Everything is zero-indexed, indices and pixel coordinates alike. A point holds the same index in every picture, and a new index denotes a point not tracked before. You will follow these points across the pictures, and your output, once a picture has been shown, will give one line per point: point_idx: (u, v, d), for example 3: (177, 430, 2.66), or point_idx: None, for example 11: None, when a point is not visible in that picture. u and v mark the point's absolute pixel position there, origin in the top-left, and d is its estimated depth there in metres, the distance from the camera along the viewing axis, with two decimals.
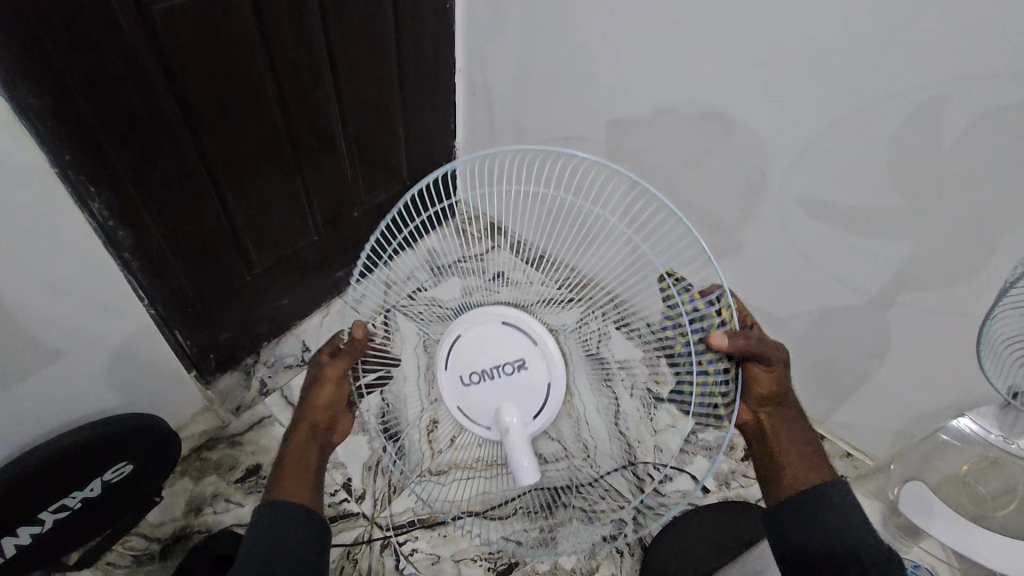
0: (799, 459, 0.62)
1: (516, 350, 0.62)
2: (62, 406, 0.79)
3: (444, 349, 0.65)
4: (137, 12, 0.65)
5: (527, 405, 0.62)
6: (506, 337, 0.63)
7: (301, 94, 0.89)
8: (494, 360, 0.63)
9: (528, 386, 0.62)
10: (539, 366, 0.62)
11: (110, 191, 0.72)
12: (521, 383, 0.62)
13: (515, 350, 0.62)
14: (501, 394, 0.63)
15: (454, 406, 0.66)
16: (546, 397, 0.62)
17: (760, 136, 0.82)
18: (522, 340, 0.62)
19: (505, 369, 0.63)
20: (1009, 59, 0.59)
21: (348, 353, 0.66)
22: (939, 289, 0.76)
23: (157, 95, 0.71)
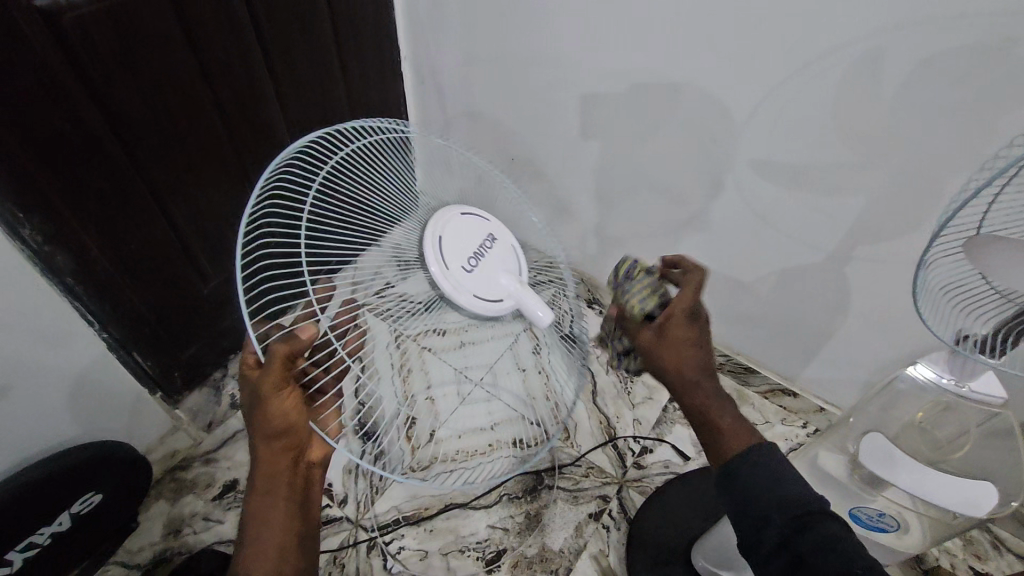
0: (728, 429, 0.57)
1: (482, 229, 0.67)
2: (20, 441, 0.76)
3: (431, 246, 0.62)
4: (44, 21, 0.61)
5: (508, 263, 0.68)
6: (466, 228, 0.66)
7: (238, 95, 0.85)
8: (477, 245, 0.65)
9: (502, 253, 0.68)
10: (502, 239, 0.69)
11: (40, 213, 0.68)
12: (497, 252, 0.68)
13: (480, 229, 0.67)
14: (492, 265, 0.66)
15: (467, 296, 0.62)
16: (518, 254, 0.69)
17: (710, 101, 0.81)
18: (478, 223, 0.67)
19: (484, 247, 0.66)
20: (940, 5, 0.59)
21: (278, 357, 0.50)
22: (890, 240, 0.77)
23: (79, 109, 0.67)
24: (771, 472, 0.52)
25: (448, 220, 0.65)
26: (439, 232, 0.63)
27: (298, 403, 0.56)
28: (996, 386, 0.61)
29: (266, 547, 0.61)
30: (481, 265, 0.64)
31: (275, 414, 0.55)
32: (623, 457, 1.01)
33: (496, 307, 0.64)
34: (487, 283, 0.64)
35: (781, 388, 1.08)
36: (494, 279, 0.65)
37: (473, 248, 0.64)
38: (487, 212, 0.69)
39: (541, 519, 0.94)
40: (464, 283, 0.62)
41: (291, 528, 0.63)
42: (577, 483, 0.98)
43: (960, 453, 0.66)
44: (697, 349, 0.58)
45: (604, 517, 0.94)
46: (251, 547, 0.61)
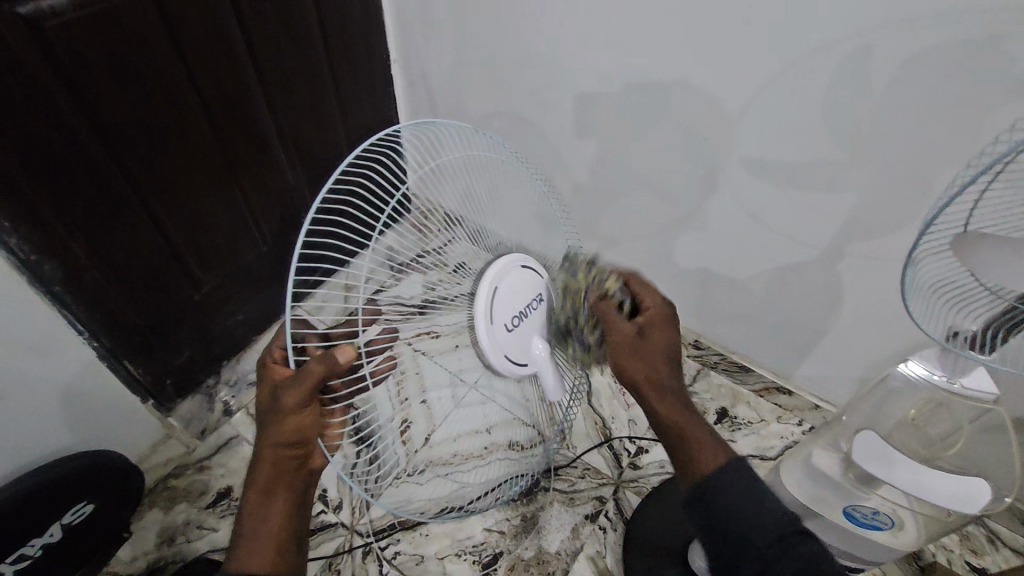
0: (695, 432, 0.57)
1: (534, 288, 0.63)
2: (9, 452, 0.75)
3: (484, 301, 0.58)
4: (26, 28, 0.60)
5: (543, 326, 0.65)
6: (524, 282, 0.62)
7: (227, 101, 0.85)
8: (524, 301, 0.62)
9: (544, 316, 0.65)
10: (548, 296, 0.65)
11: (28, 223, 0.68)
12: (543, 312, 0.64)
13: (532, 288, 0.63)
14: (533, 329, 0.64)
15: (501, 357, 0.60)
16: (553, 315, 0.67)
17: (700, 101, 0.81)
18: (534, 278, 0.63)
19: (530, 308, 0.63)
20: (926, 2, 0.59)
21: (313, 372, 0.51)
22: (882, 236, 0.77)
23: (65, 116, 0.67)
24: (741, 487, 0.52)
25: (507, 273, 0.60)
26: (497, 288, 0.59)
27: (314, 417, 0.57)
28: (987, 382, 0.60)
29: (261, 554, 0.59)
30: (522, 326, 0.62)
31: (294, 422, 0.55)
32: (619, 458, 1.01)
33: (522, 368, 0.63)
34: (518, 346, 0.62)
35: (776, 385, 1.08)
36: (529, 343, 0.63)
37: (520, 304, 0.62)
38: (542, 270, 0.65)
39: (538, 521, 0.93)
40: (503, 348, 0.59)
41: (284, 537, 0.61)
42: (574, 485, 0.98)
43: (953, 450, 0.66)
44: (657, 351, 0.59)
45: (601, 518, 0.94)
46: (244, 550, 0.59)
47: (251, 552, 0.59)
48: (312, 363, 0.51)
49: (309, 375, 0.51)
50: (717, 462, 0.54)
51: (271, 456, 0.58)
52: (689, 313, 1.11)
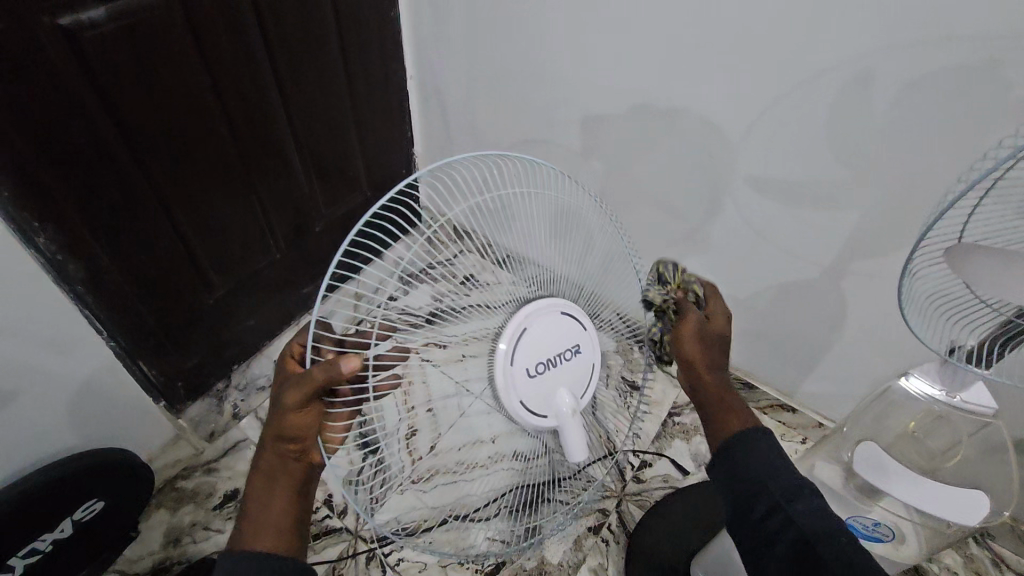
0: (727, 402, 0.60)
1: (573, 338, 0.69)
2: (23, 447, 0.77)
3: (513, 338, 0.63)
4: (65, 38, 0.64)
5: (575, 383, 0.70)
6: (562, 328, 0.67)
7: (249, 112, 0.88)
8: (559, 350, 0.67)
9: (579, 368, 0.70)
10: (589, 350, 0.71)
11: (56, 224, 0.70)
12: (577, 365, 0.69)
13: (570, 338, 0.68)
14: (558, 382, 0.67)
15: (515, 402, 0.64)
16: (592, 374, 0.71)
17: (707, 121, 0.83)
18: (573, 328, 0.69)
19: (564, 357, 0.68)
20: (925, 29, 0.62)
21: (313, 373, 0.53)
22: (883, 255, 0.78)
23: (95, 123, 0.69)
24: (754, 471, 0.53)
25: (546, 316, 0.66)
26: (525, 327, 0.64)
27: (311, 415, 0.57)
28: (986, 396, 0.62)
29: (266, 537, 0.59)
30: (550, 372, 0.66)
31: (288, 418, 0.56)
32: (622, 470, 1.01)
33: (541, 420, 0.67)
34: (541, 397, 0.66)
35: (780, 403, 1.08)
36: (553, 395, 0.67)
37: (556, 351, 0.67)
38: (587, 320, 0.70)
39: (541, 532, 0.94)
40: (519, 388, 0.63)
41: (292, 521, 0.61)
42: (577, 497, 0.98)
43: (953, 461, 0.67)
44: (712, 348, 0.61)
45: (603, 531, 0.94)
46: (247, 529, 0.60)
47: (254, 534, 0.59)
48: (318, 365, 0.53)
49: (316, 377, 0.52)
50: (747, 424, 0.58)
51: (272, 448, 0.59)
52: None
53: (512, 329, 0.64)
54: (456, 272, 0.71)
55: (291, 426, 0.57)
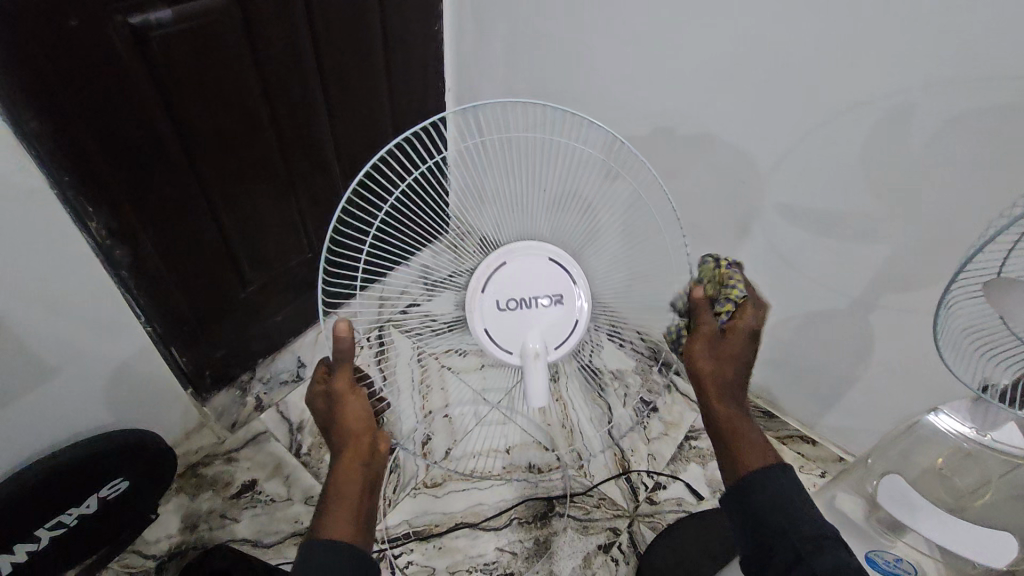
0: (754, 444, 0.59)
1: (555, 287, 0.67)
2: (57, 423, 0.80)
3: (489, 269, 0.67)
4: (134, 36, 0.67)
5: (553, 334, 0.67)
6: (545, 272, 0.67)
7: (294, 114, 0.91)
8: (535, 291, 0.67)
9: (559, 319, 0.67)
10: (573, 303, 0.68)
11: (108, 211, 0.73)
12: (556, 315, 0.67)
13: (551, 285, 0.67)
14: (530, 325, 0.67)
15: (480, 330, 0.67)
16: (573, 328, 0.68)
17: (740, 146, 0.84)
18: (558, 275, 0.67)
19: (539, 304, 0.67)
20: (967, 66, 0.62)
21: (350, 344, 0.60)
22: (914, 291, 0.78)
23: (152, 117, 0.73)
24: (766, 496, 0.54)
25: (526, 258, 0.67)
26: (506, 262, 0.67)
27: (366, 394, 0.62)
28: (1017, 434, 0.60)
29: (349, 526, 0.57)
30: (520, 312, 0.67)
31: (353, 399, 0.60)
32: (636, 491, 1.00)
33: (505, 354, 0.67)
34: (508, 332, 0.67)
35: (799, 434, 1.07)
36: (521, 336, 0.66)
37: (530, 292, 0.67)
38: (576, 276, 0.68)
39: (551, 546, 0.93)
40: (482, 316, 0.67)
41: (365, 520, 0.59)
42: (588, 513, 0.97)
43: (981, 499, 0.65)
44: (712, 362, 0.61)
45: (613, 550, 0.93)
46: (330, 529, 0.57)
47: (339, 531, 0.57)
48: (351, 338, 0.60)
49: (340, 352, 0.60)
50: (759, 464, 0.57)
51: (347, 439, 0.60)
52: None
53: (491, 262, 0.68)
54: (452, 253, 0.70)
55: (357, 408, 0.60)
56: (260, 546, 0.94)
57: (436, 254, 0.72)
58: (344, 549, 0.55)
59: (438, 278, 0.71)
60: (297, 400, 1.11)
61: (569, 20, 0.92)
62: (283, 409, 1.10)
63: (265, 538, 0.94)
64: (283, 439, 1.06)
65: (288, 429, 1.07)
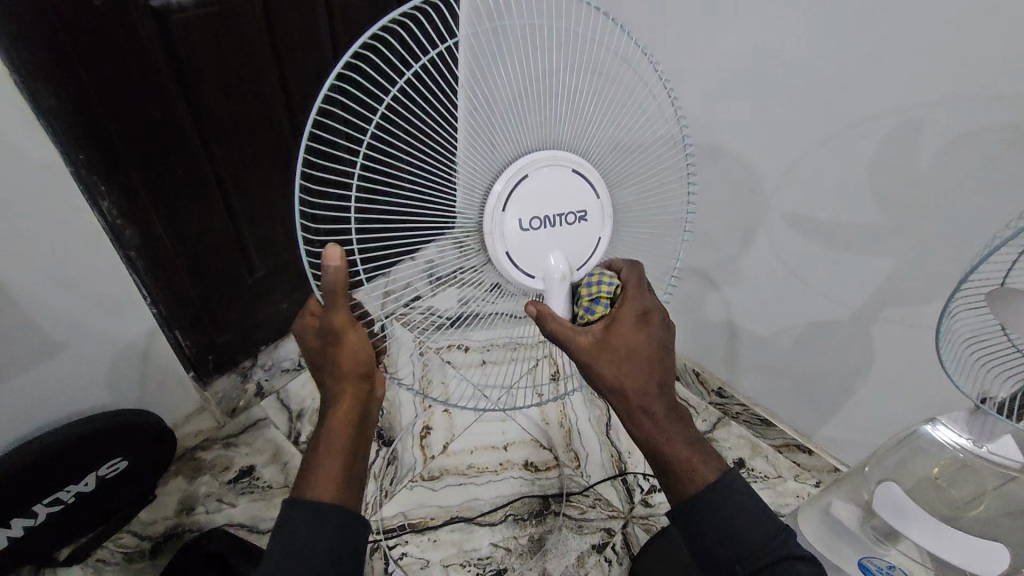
0: (692, 445, 0.60)
1: (581, 200, 0.60)
2: (61, 400, 0.80)
3: (505, 185, 0.57)
4: (154, 18, 0.68)
5: (575, 255, 0.62)
6: (570, 186, 0.59)
7: (309, 103, 0.91)
8: (559, 208, 0.59)
9: (585, 237, 0.62)
10: (596, 219, 0.62)
11: (120, 190, 0.74)
12: (581, 233, 0.61)
13: (578, 199, 0.60)
14: (555, 244, 0.60)
15: (500, 253, 0.59)
16: (595, 249, 0.63)
17: (750, 155, 0.85)
18: (587, 187, 0.60)
19: (565, 220, 0.60)
20: (977, 85, 0.63)
21: (337, 285, 0.53)
22: (916, 304, 0.78)
23: (170, 99, 0.73)
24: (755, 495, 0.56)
25: (548, 167, 0.58)
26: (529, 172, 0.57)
27: (363, 339, 0.58)
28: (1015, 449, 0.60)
29: (331, 476, 0.58)
30: (546, 232, 0.60)
31: (347, 347, 0.58)
32: (631, 492, 1.00)
33: (527, 279, 0.60)
34: (532, 257, 0.60)
35: (796, 443, 1.07)
36: (545, 258, 0.60)
37: (553, 209, 0.59)
38: (603, 189, 0.61)
39: (544, 543, 0.94)
40: (502, 238, 0.58)
41: (353, 469, 0.60)
42: (583, 513, 0.97)
43: (973, 512, 0.67)
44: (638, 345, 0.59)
45: (606, 550, 0.93)
46: (315, 472, 0.58)
47: (321, 479, 0.58)
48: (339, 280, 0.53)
49: (333, 288, 0.53)
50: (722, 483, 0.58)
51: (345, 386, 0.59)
52: (711, 358, 1.13)
53: (511, 172, 0.57)
54: (458, 250, 0.61)
55: (353, 356, 0.58)
56: (255, 532, 0.93)
57: (441, 249, 0.62)
58: (326, 501, 0.56)
59: (444, 274, 0.64)
60: (298, 389, 1.12)
61: None
62: (283, 397, 1.10)
63: (260, 524, 0.94)
64: (282, 427, 1.06)
65: (287, 417, 1.07)
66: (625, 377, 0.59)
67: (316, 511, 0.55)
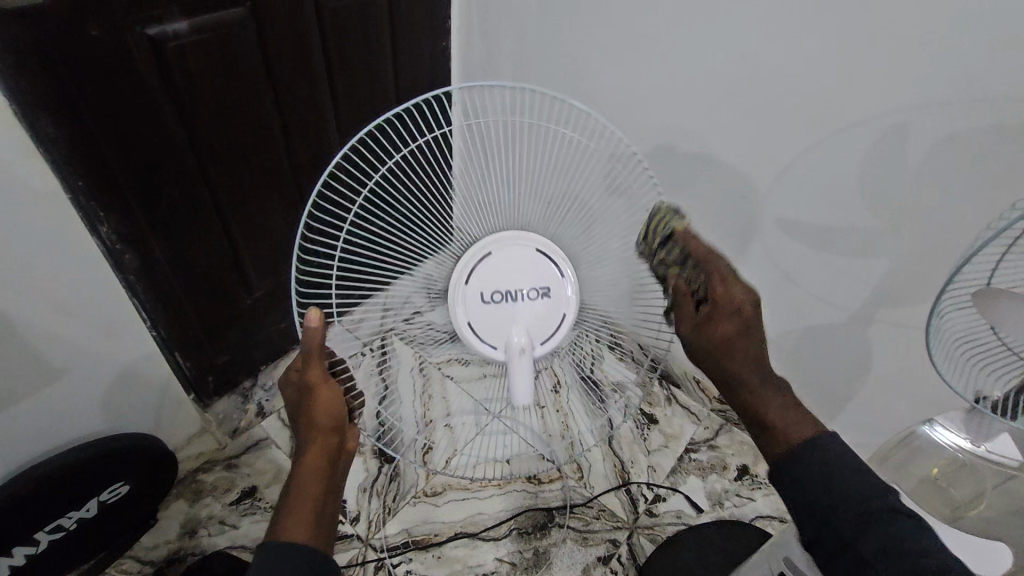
0: (789, 408, 0.58)
1: (544, 278, 0.61)
2: (60, 425, 0.80)
3: (472, 259, 0.60)
4: (150, 46, 0.69)
5: (541, 331, 0.61)
6: (532, 264, 0.60)
7: (302, 125, 0.92)
8: (517, 285, 0.60)
9: (547, 316, 0.61)
10: (561, 299, 0.61)
11: (118, 216, 0.75)
12: (545, 314, 0.61)
13: (539, 277, 0.61)
14: (517, 317, 0.60)
15: (462, 322, 0.60)
16: (558, 327, 0.61)
17: (742, 162, 0.86)
18: (549, 272, 0.61)
19: (527, 295, 0.61)
20: (961, 89, 0.64)
21: (311, 345, 0.58)
22: (913, 306, 0.79)
23: (167, 125, 0.74)
24: None
25: (508, 249, 0.60)
26: (494, 249, 0.60)
27: (338, 395, 0.60)
28: (1013, 447, 0.64)
29: (302, 524, 0.58)
30: (507, 304, 0.60)
31: (321, 402, 0.59)
32: (635, 502, 1.00)
33: (488, 349, 0.61)
34: (491, 327, 0.60)
35: None
36: (505, 329, 0.60)
37: (512, 285, 0.60)
38: (568, 267, 0.61)
39: (549, 557, 0.93)
40: (466, 308, 0.60)
41: (323, 524, 0.60)
42: (588, 525, 0.96)
43: (973, 511, 0.66)
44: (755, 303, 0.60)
45: (613, 562, 0.93)
46: (288, 519, 0.58)
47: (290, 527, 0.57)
48: (312, 339, 0.57)
49: (309, 344, 0.57)
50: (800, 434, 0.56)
51: (318, 440, 0.60)
52: None
53: (475, 250, 0.60)
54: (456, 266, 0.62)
55: (328, 411, 0.60)
56: None
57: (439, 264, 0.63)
58: (295, 549, 0.55)
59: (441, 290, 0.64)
60: None
61: (572, 39, 0.94)
62: (285, 416, 1.10)
63: None
64: (285, 446, 1.06)
65: (289, 436, 1.07)
66: (737, 324, 0.59)
67: (283, 559, 0.55)
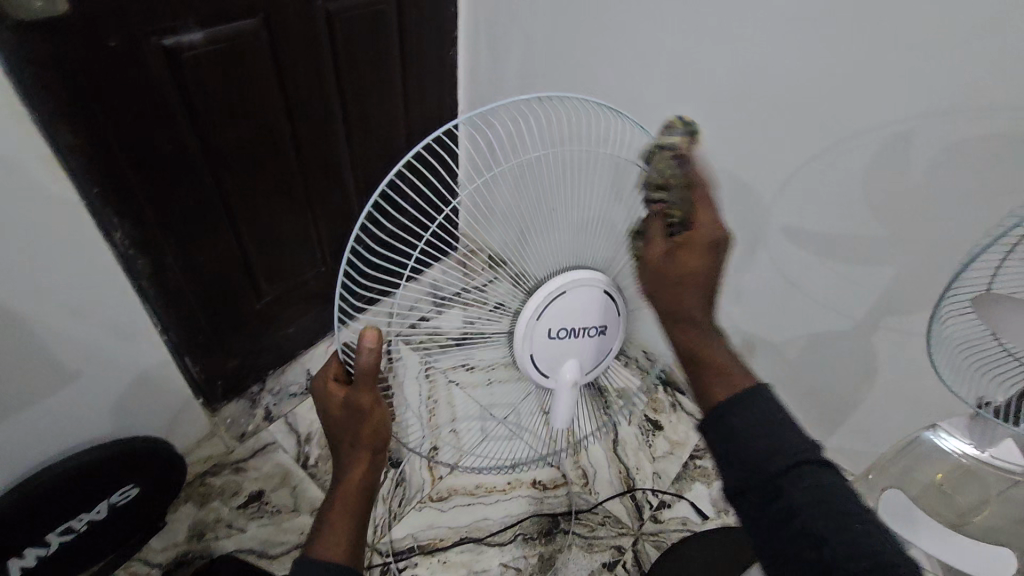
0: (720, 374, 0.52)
1: (604, 317, 0.61)
2: (72, 428, 0.81)
3: (545, 299, 0.58)
4: (166, 55, 0.70)
5: (587, 360, 0.64)
6: (599, 304, 0.60)
7: (313, 133, 0.94)
8: (582, 322, 0.60)
9: (598, 349, 0.63)
10: (612, 333, 0.63)
11: (132, 221, 0.76)
12: (597, 344, 0.63)
13: (602, 317, 0.61)
14: (572, 351, 0.62)
15: (525, 355, 0.60)
16: (604, 357, 0.65)
17: (747, 170, 0.86)
18: (610, 310, 0.62)
19: (587, 333, 0.61)
20: (965, 98, 0.65)
21: (366, 368, 0.55)
22: (918, 313, 0.79)
23: (180, 133, 0.76)
24: None
25: (581, 289, 0.59)
26: (569, 290, 0.58)
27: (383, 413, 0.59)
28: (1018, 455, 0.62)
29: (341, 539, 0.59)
30: (569, 342, 0.61)
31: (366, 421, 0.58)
32: (640, 509, 1.00)
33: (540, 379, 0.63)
34: (549, 362, 0.61)
35: None
36: (560, 361, 0.62)
37: (578, 321, 0.60)
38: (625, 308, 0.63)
39: (554, 563, 0.93)
40: (534, 346, 0.59)
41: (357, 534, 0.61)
42: (593, 531, 0.97)
43: (979, 517, 0.69)
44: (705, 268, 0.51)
45: (618, 568, 0.93)
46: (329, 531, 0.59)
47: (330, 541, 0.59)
48: (366, 363, 0.54)
49: (363, 367, 0.54)
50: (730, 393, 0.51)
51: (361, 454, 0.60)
52: None
53: (551, 291, 0.58)
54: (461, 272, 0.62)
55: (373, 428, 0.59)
56: (266, 556, 0.93)
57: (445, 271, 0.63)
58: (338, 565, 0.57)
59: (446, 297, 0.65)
60: (306, 411, 1.12)
61: (578, 49, 0.96)
62: (292, 421, 1.11)
63: (271, 549, 0.94)
64: (291, 450, 1.07)
65: (295, 440, 1.08)
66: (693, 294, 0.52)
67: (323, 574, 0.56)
